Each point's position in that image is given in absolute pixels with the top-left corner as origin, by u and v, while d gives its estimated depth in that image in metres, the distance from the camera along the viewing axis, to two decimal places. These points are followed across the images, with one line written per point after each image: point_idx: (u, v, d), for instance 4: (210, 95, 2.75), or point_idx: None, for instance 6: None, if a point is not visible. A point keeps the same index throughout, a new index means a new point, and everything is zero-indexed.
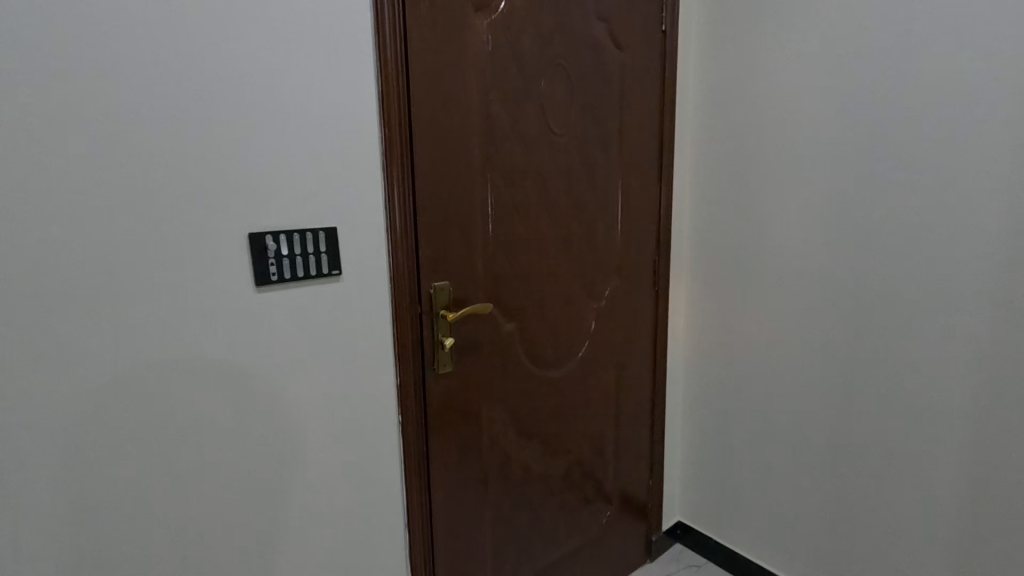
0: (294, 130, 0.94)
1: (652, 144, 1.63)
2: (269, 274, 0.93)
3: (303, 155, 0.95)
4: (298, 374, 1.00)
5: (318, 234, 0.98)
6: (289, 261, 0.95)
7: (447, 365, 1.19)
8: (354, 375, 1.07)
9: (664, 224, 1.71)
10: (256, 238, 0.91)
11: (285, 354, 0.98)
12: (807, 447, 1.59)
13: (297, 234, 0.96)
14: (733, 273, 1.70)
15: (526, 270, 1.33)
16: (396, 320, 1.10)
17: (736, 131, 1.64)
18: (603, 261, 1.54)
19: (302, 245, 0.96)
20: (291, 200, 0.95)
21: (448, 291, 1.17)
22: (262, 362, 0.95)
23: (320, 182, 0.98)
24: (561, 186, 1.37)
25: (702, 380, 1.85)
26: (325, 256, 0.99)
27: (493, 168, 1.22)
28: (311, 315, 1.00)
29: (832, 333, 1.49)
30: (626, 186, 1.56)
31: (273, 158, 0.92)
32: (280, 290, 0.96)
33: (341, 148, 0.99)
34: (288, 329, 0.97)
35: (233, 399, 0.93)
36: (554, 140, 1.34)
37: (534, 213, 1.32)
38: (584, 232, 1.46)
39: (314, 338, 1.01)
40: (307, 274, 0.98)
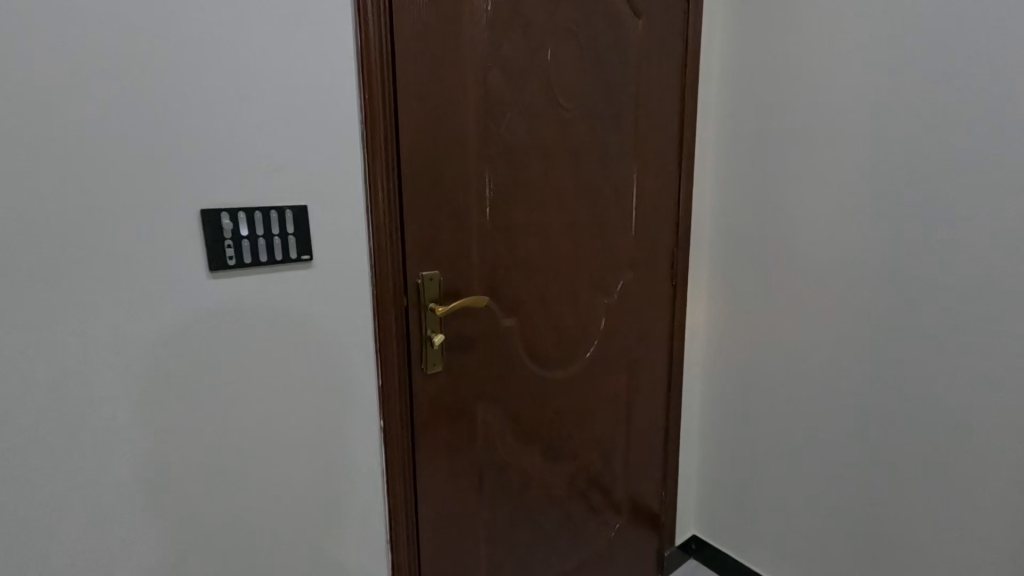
0: (258, 93, 0.82)
1: (672, 125, 1.48)
2: (227, 257, 0.81)
3: (268, 123, 0.83)
4: (263, 371, 0.88)
5: (285, 213, 0.86)
6: (251, 242, 0.83)
7: (438, 365, 1.06)
8: (328, 374, 0.95)
9: (682, 214, 1.56)
10: (209, 216, 0.79)
11: (249, 349, 0.86)
12: (838, 462, 1.43)
13: (259, 213, 0.84)
14: (758, 269, 1.55)
15: (528, 260, 1.20)
16: (379, 314, 0.98)
17: (764, 110, 1.47)
18: (615, 252, 1.40)
19: (266, 225, 0.84)
20: (253, 173, 0.83)
21: (438, 282, 1.04)
22: (221, 358, 0.84)
23: (288, 154, 0.86)
24: (570, 168, 1.24)
25: (722, 385, 1.69)
26: (293, 238, 0.87)
27: (492, 145, 1.09)
28: (277, 306, 0.88)
29: (871, 338, 1.32)
30: (642, 169, 1.42)
31: (232, 123, 0.80)
32: (240, 276, 0.84)
33: (312, 117, 0.87)
34: (250, 321, 0.86)
35: (188, 401, 0.82)
36: (562, 115, 1.20)
37: (538, 197, 1.19)
38: (595, 220, 1.33)
39: (282, 331, 0.89)
40: (272, 257, 0.86)
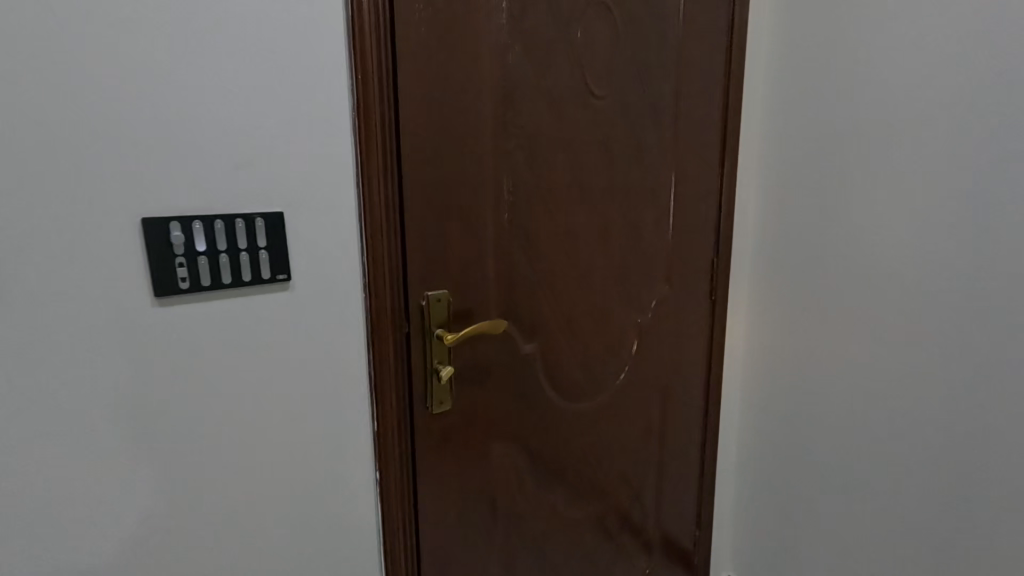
0: (218, 73, 0.65)
1: (715, 118, 1.28)
2: (179, 279, 0.65)
3: (232, 110, 0.66)
4: (228, 417, 0.72)
5: (255, 221, 0.69)
6: (211, 259, 0.66)
7: (446, 403, 0.89)
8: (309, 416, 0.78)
9: (723, 220, 1.36)
10: (155, 226, 0.63)
11: (209, 390, 0.70)
12: (913, 523, 1.17)
13: (221, 222, 0.66)
14: (810, 287, 1.29)
15: (550, 275, 1.02)
16: (374, 345, 0.81)
17: (822, 91, 1.21)
18: (650, 264, 1.22)
19: (230, 238, 0.67)
20: (214, 173, 0.66)
21: (447, 303, 0.86)
22: (173, 402, 0.68)
23: (259, 149, 0.68)
24: (601, 166, 1.06)
25: (764, 418, 1.46)
26: (265, 253, 0.70)
27: (511, 138, 0.91)
28: (245, 337, 0.71)
29: (964, 375, 1.06)
30: (680, 168, 1.23)
31: (184, 111, 0.63)
32: (198, 301, 0.67)
33: (289, 103, 0.70)
34: (210, 357, 0.69)
35: (129, 456, 0.66)
36: (592, 103, 1.02)
37: (563, 200, 1.01)
38: (629, 226, 1.14)
39: (254, 367, 0.73)
40: (238, 278, 0.69)
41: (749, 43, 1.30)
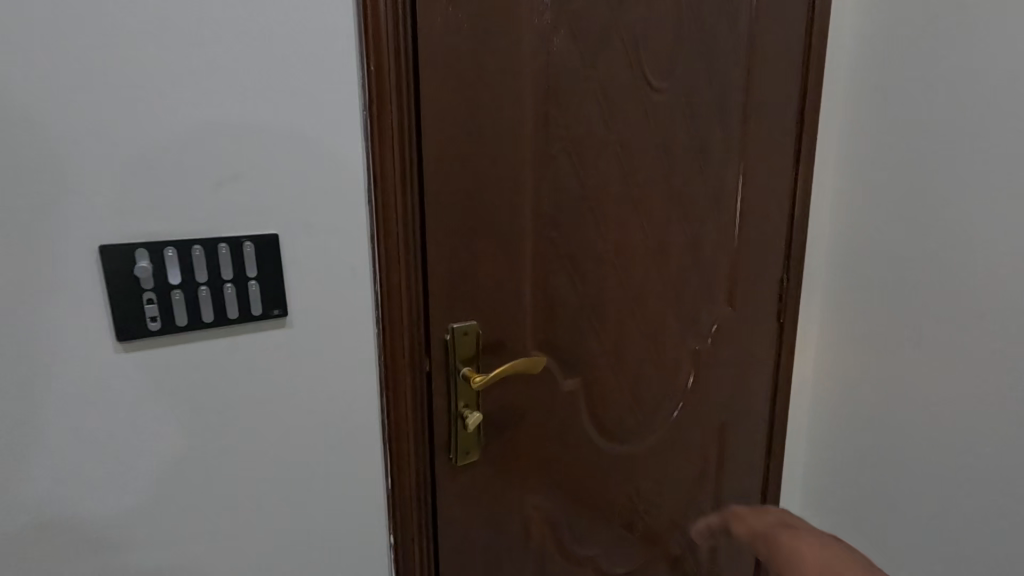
0: (198, 66, 0.52)
1: (791, 113, 1.09)
2: (147, 318, 0.52)
3: (215, 109, 0.53)
4: (214, 481, 0.59)
5: (243, 245, 0.56)
6: (188, 293, 0.54)
7: (473, 453, 0.75)
8: (313, 476, 0.65)
9: (795, 232, 1.16)
10: (117, 255, 0.50)
11: (189, 450, 0.57)
12: None
13: (200, 248, 0.54)
14: (902, 318, 1.07)
15: (597, 300, 0.86)
16: (389, 390, 0.67)
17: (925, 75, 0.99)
18: (711, 283, 1.05)
19: (212, 266, 0.54)
20: (192, 187, 0.53)
21: (476, 336, 0.72)
22: (145, 467, 0.56)
23: (249, 155, 0.55)
24: (657, 169, 0.90)
25: (836, 463, 1.25)
26: (255, 284, 0.56)
27: (555, 140, 0.76)
28: (233, 385, 0.58)
29: None
30: (749, 171, 1.06)
31: (153, 110, 0.51)
32: (171, 344, 0.55)
33: (286, 101, 0.56)
34: (189, 411, 0.57)
35: (93, 531, 0.55)
36: (650, 97, 0.86)
37: (616, 212, 0.85)
38: (689, 240, 0.99)
39: (245, 422, 0.60)
40: (222, 314, 0.56)
41: (832, 16, 1.08)
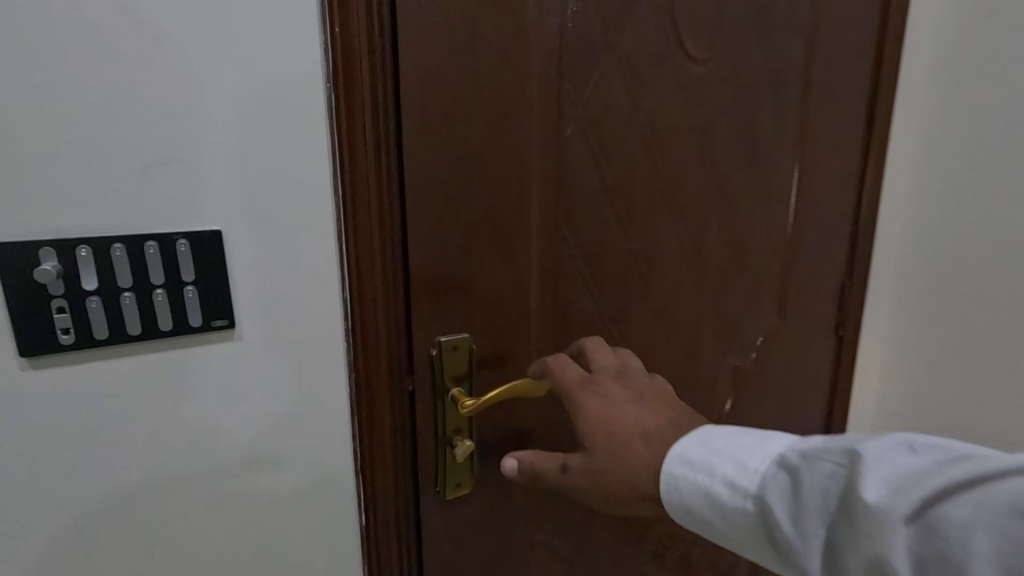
0: (112, 17, 0.41)
1: (860, 91, 0.93)
2: (57, 331, 0.42)
3: (135, 73, 0.42)
4: (147, 528, 0.49)
5: (175, 243, 0.45)
6: (107, 302, 0.43)
7: (465, 484, 0.65)
8: (271, 518, 0.55)
9: (860, 231, 1.01)
10: (13, 255, 0.40)
11: (116, 491, 0.48)
12: None
13: (123, 246, 0.43)
14: (980, 333, 0.97)
15: (618, 309, 0.74)
16: (363, 416, 0.57)
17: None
18: (757, 288, 0.91)
19: (138, 269, 0.44)
20: (109, 170, 0.42)
21: (468, 351, 0.62)
22: (63, 510, 0.46)
23: (182, 131, 0.44)
24: (696, 156, 0.76)
25: None
26: (194, 291, 0.46)
27: (569, 120, 0.63)
28: (170, 414, 0.48)
29: None
30: (808, 159, 0.90)
31: (55, 75, 0.40)
32: (90, 362, 0.44)
33: (229, 63, 0.45)
34: (113, 446, 0.47)
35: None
36: (687, 68, 0.72)
37: (644, 207, 0.72)
38: (733, 240, 0.84)
39: (186, 454, 0.49)
40: (152, 328, 0.45)
41: None
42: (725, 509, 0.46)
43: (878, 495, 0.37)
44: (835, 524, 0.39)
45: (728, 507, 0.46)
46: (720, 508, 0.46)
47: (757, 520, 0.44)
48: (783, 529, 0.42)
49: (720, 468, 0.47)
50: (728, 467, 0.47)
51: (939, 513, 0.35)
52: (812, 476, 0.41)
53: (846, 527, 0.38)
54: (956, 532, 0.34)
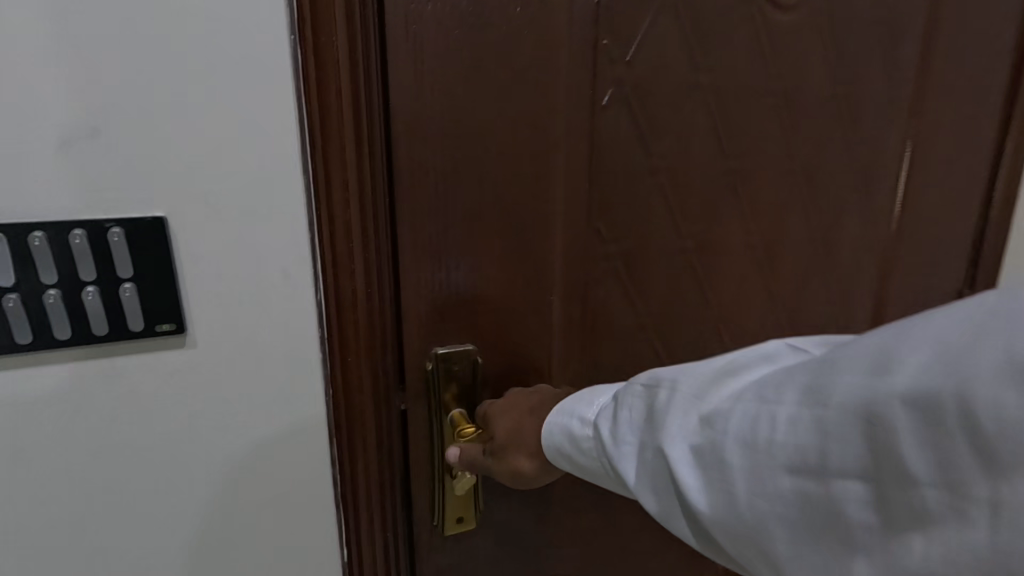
0: None
1: (1003, 49, 0.72)
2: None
3: (54, 30, 0.35)
4: (95, 552, 0.44)
5: (107, 231, 0.38)
6: (29, 299, 0.38)
7: (467, 521, 0.55)
8: (236, 549, 0.48)
9: (989, 228, 0.80)
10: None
11: (60, 510, 0.42)
12: None
13: (43, 235, 0.37)
14: None
15: (665, 321, 0.61)
16: (343, 439, 0.48)
17: None
18: (845, 297, 0.74)
19: (63, 261, 0.38)
20: (26, 146, 0.36)
21: (471, 366, 0.51)
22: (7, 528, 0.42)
23: (112, 99, 0.37)
24: (775, 130, 0.60)
25: None
26: (131, 288, 0.39)
27: (607, 84, 0.50)
28: (114, 428, 0.42)
29: None
30: (924, 136, 0.72)
31: None
32: (19, 367, 0.39)
33: (167, 16, 0.37)
34: (52, 461, 0.41)
35: None
36: (769, 16, 0.56)
37: (703, 196, 0.58)
38: (818, 239, 0.68)
39: (138, 472, 0.44)
40: (85, 330, 0.39)
41: None
42: (575, 441, 0.44)
43: (674, 399, 0.39)
44: (646, 438, 0.39)
45: (579, 441, 0.44)
46: (571, 441, 0.45)
47: (600, 451, 0.43)
48: (616, 450, 0.41)
49: (576, 406, 0.46)
50: (581, 405, 0.46)
51: (718, 406, 0.37)
52: (633, 396, 0.42)
53: (652, 433, 0.39)
54: (725, 421, 0.36)
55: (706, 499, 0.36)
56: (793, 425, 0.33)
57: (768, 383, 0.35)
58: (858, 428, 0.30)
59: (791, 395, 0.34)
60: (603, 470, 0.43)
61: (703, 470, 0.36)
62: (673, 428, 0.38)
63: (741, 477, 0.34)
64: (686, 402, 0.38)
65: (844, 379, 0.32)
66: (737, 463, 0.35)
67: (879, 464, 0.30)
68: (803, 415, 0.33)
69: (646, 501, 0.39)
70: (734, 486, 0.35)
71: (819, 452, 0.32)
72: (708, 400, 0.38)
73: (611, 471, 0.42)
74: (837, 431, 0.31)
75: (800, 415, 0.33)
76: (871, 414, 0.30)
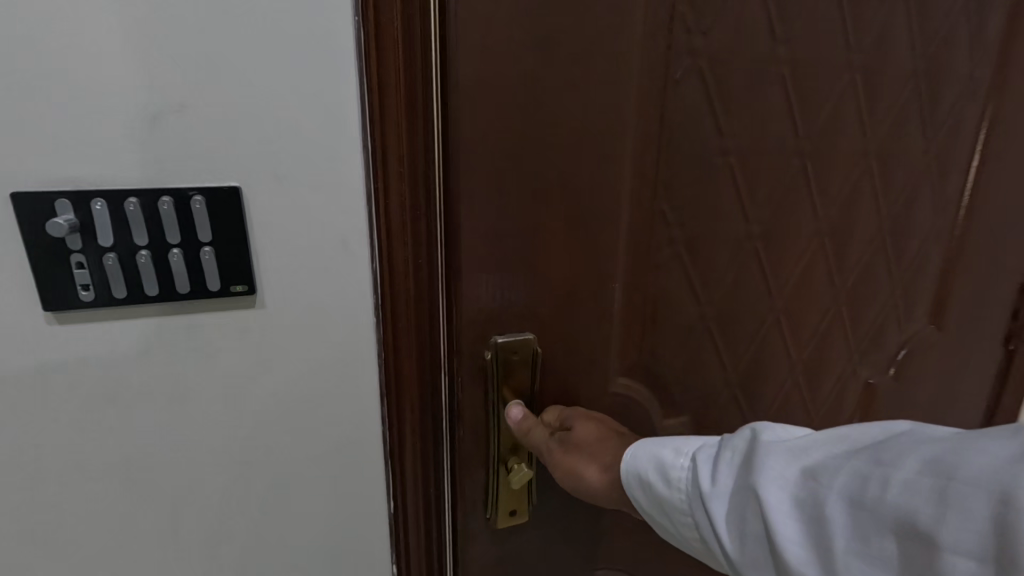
0: None
1: None
2: (77, 287, 0.39)
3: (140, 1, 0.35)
4: (170, 510, 0.47)
5: (190, 199, 0.39)
6: (124, 259, 0.39)
7: (520, 514, 0.54)
8: (297, 514, 0.50)
9: None
10: (30, 204, 0.36)
11: (144, 472, 0.45)
12: None
13: (137, 200, 0.38)
14: None
15: (725, 314, 0.58)
16: (390, 406, 0.48)
17: None
18: (907, 288, 0.70)
19: (153, 227, 0.39)
20: (113, 112, 0.36)
21: (531, 357, 0.49)
22: (97, 485, 0.44)
23: (191, 66, 0.36)
24: (850, 110, 0.56)
25: None
26: (210, 252, 0.40)
27: (682, 58, 0.47)
28: (192, 390, 0.44)
29: None
30: (1006, 115, 0.66)
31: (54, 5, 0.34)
32: (113, 324, 0.41)
33: None
34: (132, 422, 0.43)
35: (48, 551, 0.45)
36: None
37: (773, 180, 0.55)
38: (885, 228, 0.64)
39: (210, 438, 0.46)
40: (170, 289, 0.41)
41: None
42: (664, 475, 0.41)
43: (777, 446, 0.36)
44: (740, 479, 0.36)
45: (667, 474, 0.41)
46: (660, 473, 0.42)
47: (691, 490, 0.40)
48: (708, 490, 0.38)
49: (671, 445, 0.43)
50: (681, 442, 0.43)
51: (827, 462, 0.33)
52: (737, 438, 0.39)
53: (747, 475, 0.36)
54: (832, 476, 0.32)
55: (797, 558, 0.32)
56: (907, 492, 0.29)
57: (886, 447, 0.32)
58: (986, 507, 0.26)
59: (911, 462, 0.30)
60: (688, 513, 0.40)
61: (801, 527, 0.32)
62: (770, 474, 0.34)
63: (841, 541, 0.31)
64: (789, 451, 0.35)
65: (980, 458, 0.28)
66: (837, 523, 0.31)
67: (1009, 553, 0.25)
68: (923, 485, 0.29)
69: (730, 551, 0.36)
70: (832, 550, 0.31)
71: (934, 527, 0.27)
72: (815, 455, 0.34)
73: (697, 514, 0.39)
74: (959, 508, 0.27)
75: (918, 483, 0.29)
76: (1007, 497, 0.26)
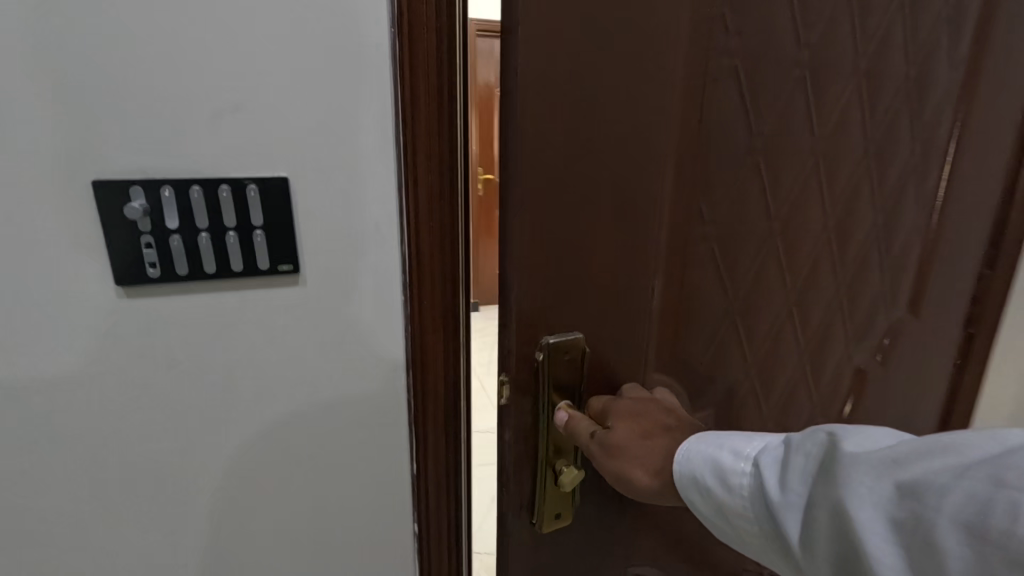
0: None
1: None
2: (145, 264, 0.42)
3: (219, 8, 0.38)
4: (222, 481, 0.50)
5: (246, 188, 0.42)
6: (188, 240, 0.42)
7: (564, 517, 0.53)
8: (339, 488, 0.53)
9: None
10: (110, 190, 0.40)
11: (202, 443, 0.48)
12: None
13: (201, 187, 0.41)
14: None
15: (748, 310, 0.60)
16: (416, 393, 0.50)
17: None
18: (893, 281, 0.76)
19: (215, 212, 0.42)
20: (184, 105, 0.39)
21: (580, 357, 0.49)
22: (158, 455, 0.47)
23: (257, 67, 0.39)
24: (855, 113, 0.60)
25: None
26: (262, 235, 0.43)
27: (720, 61, 0.48)
28: (243, 369, 0.47)
29: None
30: (978, 120, 0.72)
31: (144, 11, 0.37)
32: (172, 304, 0.44)
33: None
34: (189, 396, 0.47)
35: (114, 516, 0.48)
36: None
37: (791, 180, 0.57)
38: (878, 225, 0.69)
39: (258, 414, 0.48)
40: (226, 267, 0.43)
41: None
42: (726, 483, 0.41)
43: (865, 457, 0.33)
44: (818, 490, 0.34)
45: (729, 480, 0.40)
46: (720, 479, 0.41)
47: (756, 496, 0.39)
48: (777, 498, 0.37)
49: (732, 453, 0.41)
50: (743, 449, 0.41)
51: (929, 477, 0.30)
52: (810, 443, 0.37)
53: (827, 487, 0.34)
54: (936, 494, 0.29)
55: None
56: None
57: (1011, 465, 0.28)
58: None
59: None
60: (754, 521, 0.39)
61: (899, 549, 0.30)
62: (858, 489, 0.32)
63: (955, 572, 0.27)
64: (880, 463, 0.32)
65: None
66: (947, 550, 0.28)
67: None
68: None
69: (808, 563, 0.35)
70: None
71: None
72: (914, 469, 0.31)
73: (765, 521, 0.38)
74: None
75: None
76: None
